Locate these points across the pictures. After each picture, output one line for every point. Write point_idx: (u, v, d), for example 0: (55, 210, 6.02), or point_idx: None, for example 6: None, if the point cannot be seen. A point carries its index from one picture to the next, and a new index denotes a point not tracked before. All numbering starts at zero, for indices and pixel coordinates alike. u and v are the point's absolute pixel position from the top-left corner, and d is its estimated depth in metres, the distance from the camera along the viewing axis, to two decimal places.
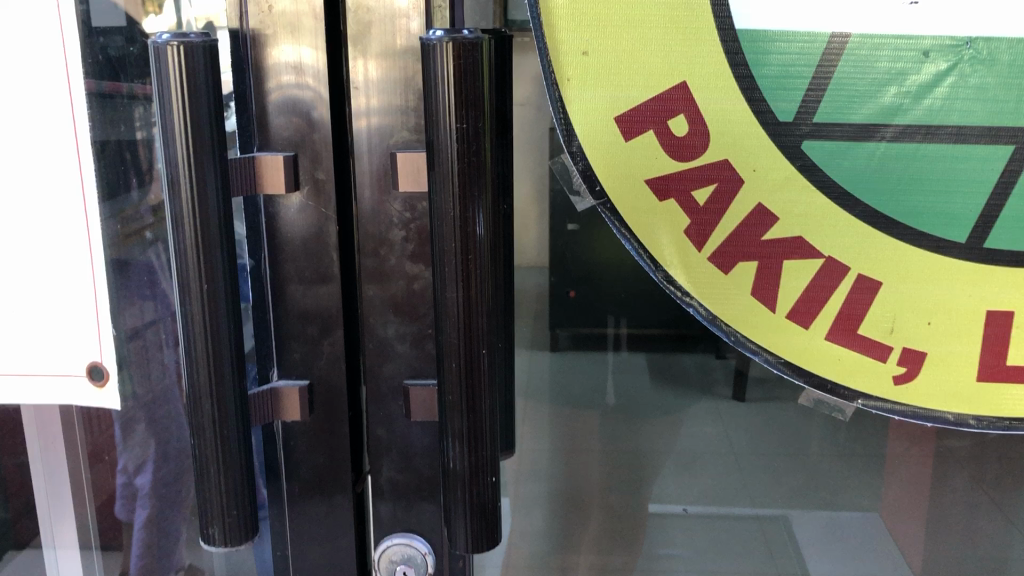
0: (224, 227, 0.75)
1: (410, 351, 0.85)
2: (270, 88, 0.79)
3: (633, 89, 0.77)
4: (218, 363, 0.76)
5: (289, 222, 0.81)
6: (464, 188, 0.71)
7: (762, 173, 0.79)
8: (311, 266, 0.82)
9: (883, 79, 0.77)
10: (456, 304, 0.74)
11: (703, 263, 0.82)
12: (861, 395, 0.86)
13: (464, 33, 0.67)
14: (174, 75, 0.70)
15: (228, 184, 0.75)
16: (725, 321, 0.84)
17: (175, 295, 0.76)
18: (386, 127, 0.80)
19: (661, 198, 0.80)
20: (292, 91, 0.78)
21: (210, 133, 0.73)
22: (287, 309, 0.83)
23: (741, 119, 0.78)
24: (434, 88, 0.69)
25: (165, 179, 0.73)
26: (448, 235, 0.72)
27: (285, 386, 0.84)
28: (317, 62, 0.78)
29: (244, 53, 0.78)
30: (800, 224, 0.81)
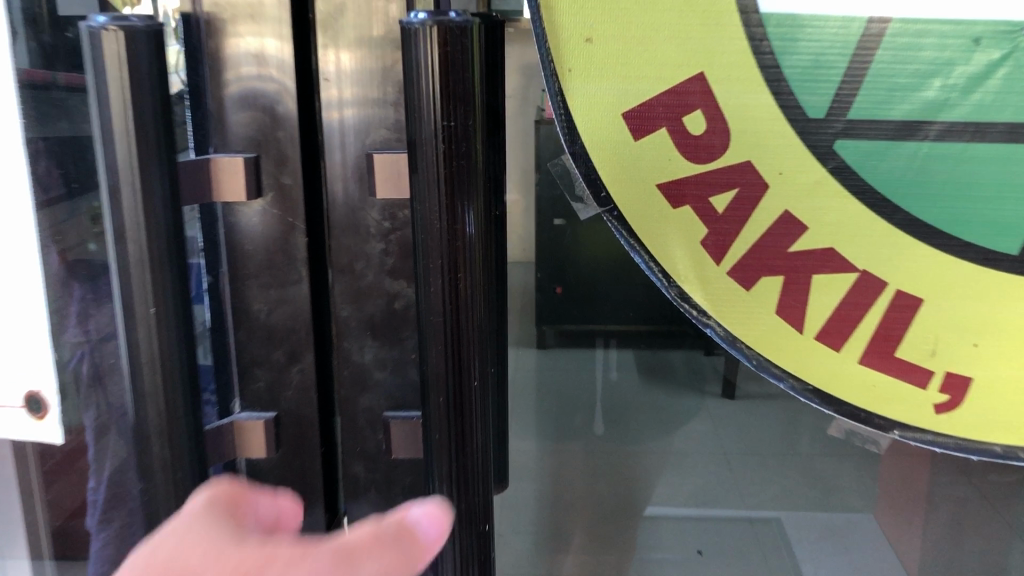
0: (173, 242, 0.65)
1: (391, 379, 0.75)
2: (228, 80, 0.68)
3: (644, 82, 0.68)
4: (170, 398, 0.66)
5: (250, 234, 0.71)
6: (452, 197, 0.61)
7: (789, 177, 0.70)
8: (277, 283, 0.72)
9: (927, 71, 0.68)
10: (443, 329, 0.64)
11: (722, 278, 0.73)
12: (898, 424, 0.77)
13: (451, 15, 0.57)
14: (112, 65, 0.59)
15: (178, 191, 0.65)
16: (746, 342, 0.75)
17: (119, 321, 0.65)
18: (362, 125, 0.70)
19: (675, 205, 0.71)
20: (253, 84, 0.68)
21: (156, 132, 0.62)
22: (250, 331, 0.73)
23: (766, 116, 0.68)
24: (416, 80, 0.58)
25: (105, 186, 0.62)
26: (432, 250, 0.62)
27: (247, 419, 0.74)
28: (281, 51, 0.67)
29: (197, 40, 0.68)
30: (832, 234, 0.71)
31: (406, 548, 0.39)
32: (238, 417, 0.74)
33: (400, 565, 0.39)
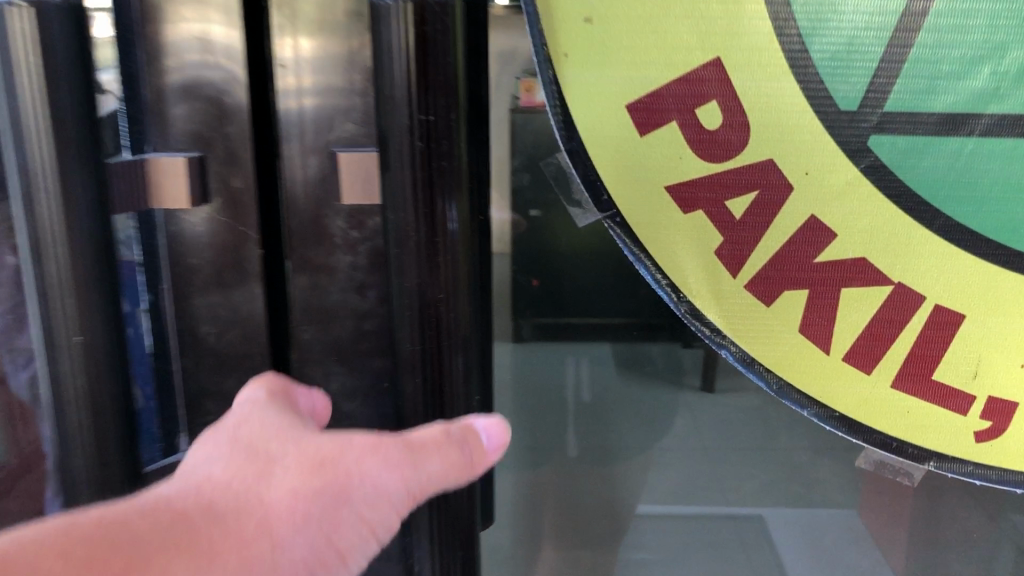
0: (102, 258, 0.54)
1: (361, 410, 0.66)
2: (167, 67, 0.59)
3: (652, 69, 0.58)
4: (102, 441, 0.56)
5: (194, 245, 0.62)
6: (431, 203, 0.51)
7: (817, 177, 0.61)
8: (228, 303, 0.63)
9: (975, 56, 0.59)
10: (419, 359, 0.54)
11: (740, 293, 0.64)
12: (934, 455, 0.68)
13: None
14: (23, 47, 0.49)
15: (106, 200, 0.55)
16: (766, 365, 0.66)
17: (38, 353, 0.55)
18: (324, 120, 0.60)
19: (686, 209, 0.62)
20: (196, 71, 0.58)
21: (78, 128, 0.52)
22: (197, 356, 0.64)
23: (792, 108, 0.60)
24: (387, 63, 0.48)
25: (17, 194, 0.52)
26: (406, 266, 0.52)
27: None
28: (229, 35, 0.58)
29: (130, 19, 0.58)
30: (864, 242, 0.62)
31: (468, 450, 0.42)
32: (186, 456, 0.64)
33: (459, 466, 0.42)
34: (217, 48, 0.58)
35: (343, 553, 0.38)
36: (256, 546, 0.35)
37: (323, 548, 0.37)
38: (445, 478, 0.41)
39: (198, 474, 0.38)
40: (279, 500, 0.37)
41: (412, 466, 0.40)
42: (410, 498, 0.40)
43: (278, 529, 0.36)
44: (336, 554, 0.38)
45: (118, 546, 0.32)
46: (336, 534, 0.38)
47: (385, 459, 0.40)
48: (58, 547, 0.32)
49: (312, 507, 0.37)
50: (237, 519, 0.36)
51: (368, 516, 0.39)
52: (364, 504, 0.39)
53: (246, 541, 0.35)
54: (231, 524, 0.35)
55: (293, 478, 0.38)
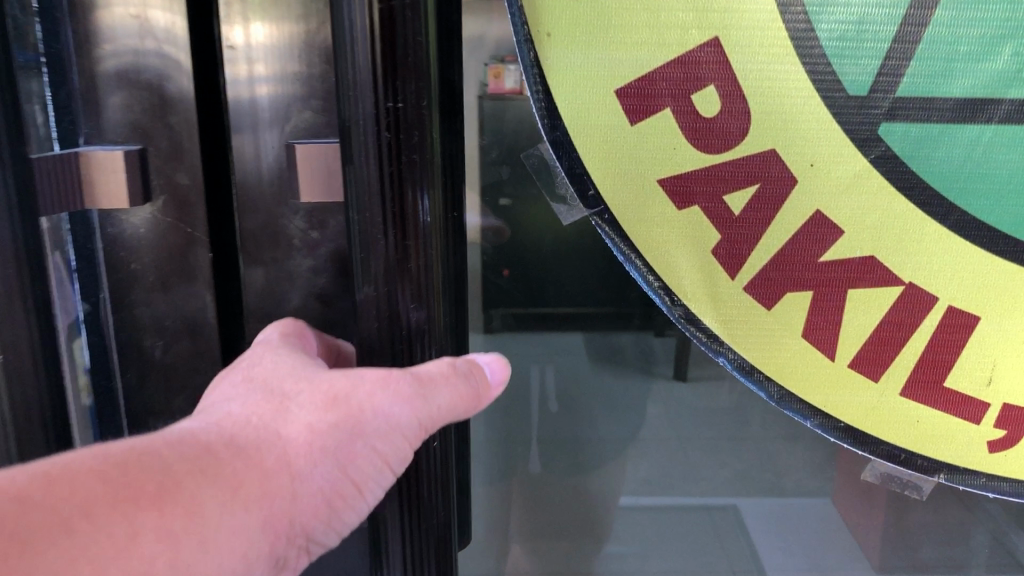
0: (28, 268, 0.48)
1: None
2: (100, 47, 0.52)
3: (644, 50, 0.52)
4: None
5: (137, 247, 0.56)
6: (400, 202, 0.45)
7: (823, 169, 0.56)
8: (175, 311, 0.57)
9: (996, 35, 0.54)
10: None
11: (738, 295, 0.59)
12: (945, 467, 0.63)
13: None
14: None
15: (31, 201, 0.49)
16: (765, 372, 0.61)
17: None
18: (277, 108, 0.54)
19: (681, 205, 0.56)
20: (132, 52, 0.52)
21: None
22: (141, 370, 0.58)
23: (797, 94, 0.54)
24: (346, 41, 0.42)
25: None
26: (371, 274, 0.46)
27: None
28: (169, 11, 0.51)
29: None
30: (873, 239, 0.57)
31: (473, 383, 0.43)
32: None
33: (467, 398, 0.43)
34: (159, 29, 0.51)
35: (360, 481, 0.41)
36: (274, 477, 0.38)
37: (341, 480, 0.40)
38: (453, 412, 0.43)
39: (220, 412, 0.40)
40: (297, 435, 0.39)
41: (421, 401, 0.41)
42: (420, 430, 0.42)
43: (296, 461, 0.39)
44: (351, 482, 0.41)
45: (151, 470, 0.35)
46: (351, 464, 0.40)
47: (396, 393, 0.41)
48: (98, 467, 0.34)
49: (329, 440, 0.39)
50: (257, 452, 0.38)
51: (380, 447, 0.41)
52: (376, 437, 0.41)
53: (268, 474, 0.38)
54: (251, 457, 0.38)
55: (309, 414, 0.40)
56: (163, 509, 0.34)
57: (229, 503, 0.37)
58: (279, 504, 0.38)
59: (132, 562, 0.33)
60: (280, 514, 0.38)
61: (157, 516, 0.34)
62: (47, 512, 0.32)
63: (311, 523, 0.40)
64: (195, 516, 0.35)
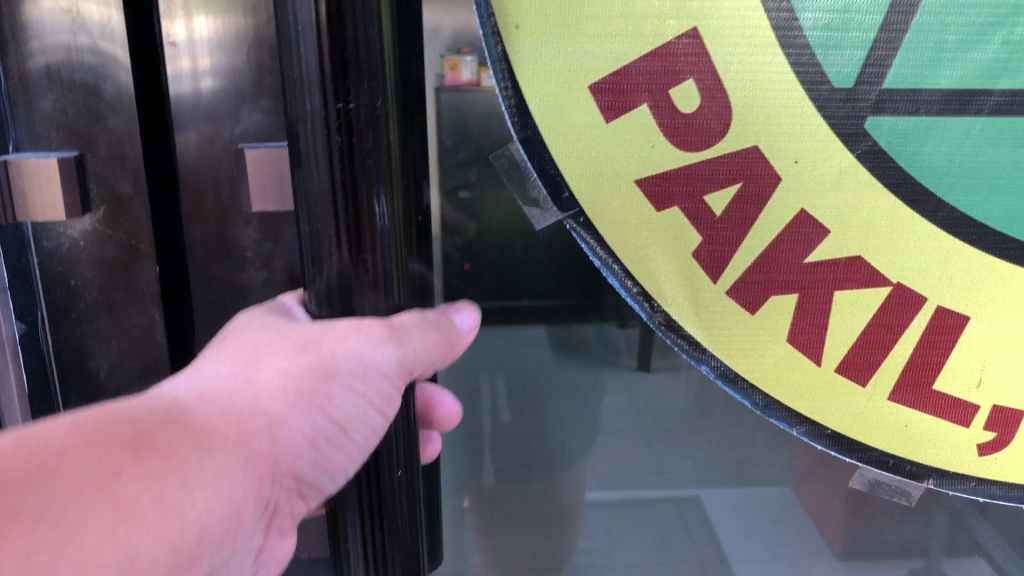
0: None
1: None
2: (29, 43, 0.48)
3: (618, 43, 0.49)
4: None
5: (75, 262, 0.52)
6: (355, 215, 0.40)
7: (808, 166, 0.53)
8: (122, 331, 0.53)
9: (985, 23, 0.51)
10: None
11: (721, 300, 0.56)
12: (934, 471, 0.61)
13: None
14: None
15: None
16: (750, 379, 0.58)
17: None
18: (223, 106, 0.50)
19: (660, 207, 0.53)
20: (64, 48, 0.48)
21: None
22: (87, 395, 0.54)
23: (779, 88, 0.51)
24: (291, 36, 0.38)
25: None
26: (325, 291, 0.42)
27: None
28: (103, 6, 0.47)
29: None
30: (861, 239, 0.55)
31: (444, 331, 0.44)
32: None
33: (437, 343, 0.43)
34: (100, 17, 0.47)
35: (343, 424, 0.43)
36: (249, 420, 0.41)
37: (320, 420, 0.42)
38: (431, 352, 0.43)
39: (193, 372, 0.42)
40: (269, 382, 0.41)
41: (398, 343, 0.40)
42: (400, 372, 0.41)
43: (270, 405, 0.41)
44: (332, 424, 0.43)
45: (127, 421, 0.38)
46: (328, 405, 0.42)
47: (367, 337, 0.40)
48: (76, 423, 0.37)
49: (300, 384, 0.41)
50: (229, 401, 0.40)
51: (360, 389, 0.41)
52: (352, 378, 0.41)
53: (243, 418, 0.40)
54: (225, 404, 0.40)
55: (279, 361, 0.41)
56: (142, 453, 0.37)
57: (204, 448, 0.39)
58: (258, 445, 0.41)
59: (118, 503, 0.35)
60: (260, 454, 0.41)
61: (136, 460, 0.37)
62: (33, 458, 0.35)
63: (297, 465, 0.43)
64: (174, 458, 0.38)
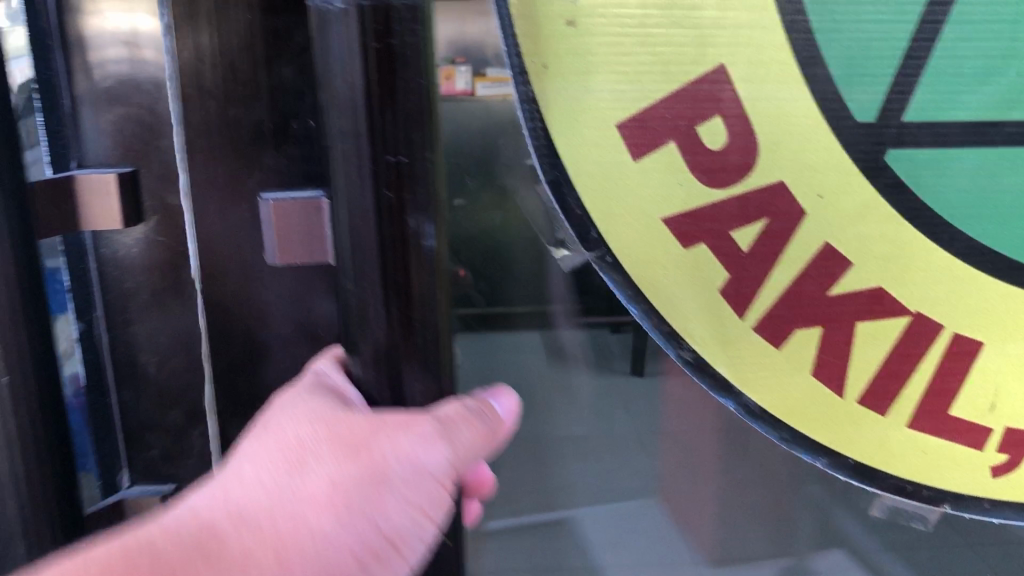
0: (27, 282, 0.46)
1: None
2: (89, 69, 0.51)
3: (648, 81, 0.50)
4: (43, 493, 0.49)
5: (129, 268, 0.55)
6: (403, 268, 0.39)
7: (832, 201, 0.54)
8: (171, 328, 0.56)
9: (999, 58, 0.53)
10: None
11: (748, 336, 0.56)
12: (950, 496, 0.63)
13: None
14: None
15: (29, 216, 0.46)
16: (776, 415, 0.59)
17: None
18: (261, 144, 0.51)
19: (688, 244, 0.54)
20: (121, 72, 0.51)
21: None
22: (138, 388, 0.58)
23: (804, 122, 0.52)
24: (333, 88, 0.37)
25: None
26: (372, 351, 0.41)
27: (137, 493, 0.59)
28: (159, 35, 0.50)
29: (46, 22, 0.51)
30: (881, 271, 0.56)
31: (488, 422, 0.45)
32: (125, 494, 0.59)
33: (482, 436, 0.45)
34: (147, 41, 0.50)
35: (390, 530, 0.45)
36: (288, 537, 0.43)
37: (367, 531, 0.44)
38: (477, 445, 0.44)
39: (235, 475, 0.45)
40: (309, 492, 0.44)
41: (442, 441, 0.43)
42: (443, 472, 0.44)
43: (311, 518, 0.43)
44: (381, 531, 0.45)
45: (149, 556, 0.41)
46: (376, 510, 0.44)
47: (413, 436, 0.43)
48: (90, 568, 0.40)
49: (339, 494, 0.44)
50: (266, 517, 0.43)
51: (403, 489, 0.44)
52: (396, 478, 0.43)
53: (281, 535, 0.43)
54: (263, 523, 0.43)
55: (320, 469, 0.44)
56: None
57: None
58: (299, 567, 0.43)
59: None
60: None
61: None
62: None
63: None
64: None
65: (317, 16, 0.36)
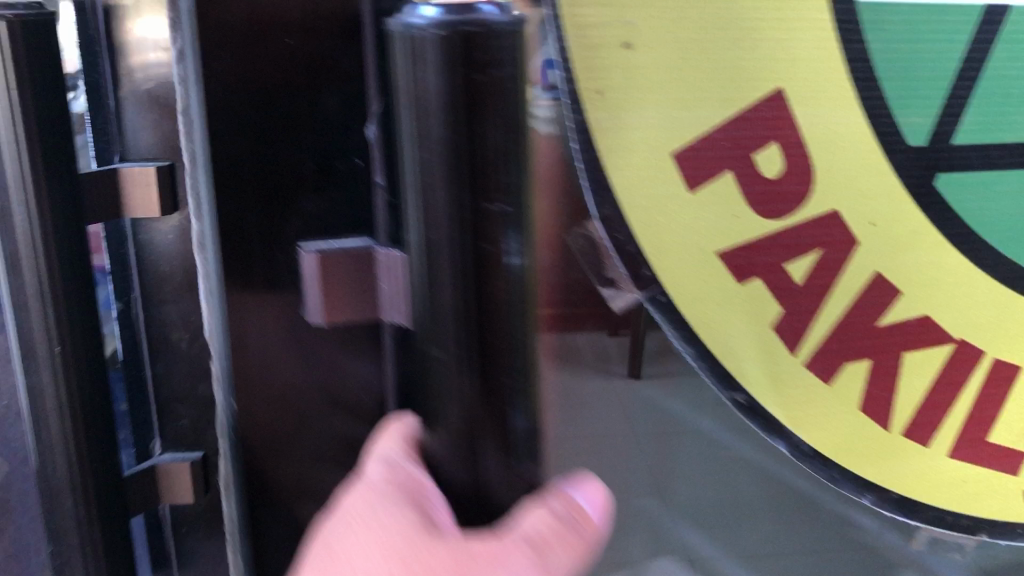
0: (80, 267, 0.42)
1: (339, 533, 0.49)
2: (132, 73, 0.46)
3: (705, 105, 0.47)
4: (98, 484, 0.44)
5: (168, 256, 0.50)
6: (483, 317, 0.35)
7: (883, 228, 0.53)
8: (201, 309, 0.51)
9: None
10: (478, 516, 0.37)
11: (799, 373, 0.55)
12: (986, 523, 0.63)
13: (482, 7, 0.31)
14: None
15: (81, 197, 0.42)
16: (826, 456, 0.57)
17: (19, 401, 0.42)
18: (298, 162, 0.41)
19: (741, 278, 0.51)
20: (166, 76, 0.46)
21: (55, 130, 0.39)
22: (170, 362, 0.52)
23: (860, 147, 0.51)
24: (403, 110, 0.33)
25: None
26: (451, 419, 0.37)
27: (167, 459, 0.52)
28: None
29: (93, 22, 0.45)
30: (927, 298, 0.56)
31: (580, 526, 0.37)
32: (158, 460, 0.52)
33: (577, 546, 0.36)
34: (174, 49, 0.44)
35: None
36: None
37: None
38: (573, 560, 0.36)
39: None
40: None
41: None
42: None
43: None
44: None
45: None
46: None
47: None
48: None
49: None
50: None
51: None
52: None
53: None
54: None
55: None
56: None
57: None
58: None
59: None
60: None
61: None
62: None
63: None
64: None
65: (401, 40, 0.32)
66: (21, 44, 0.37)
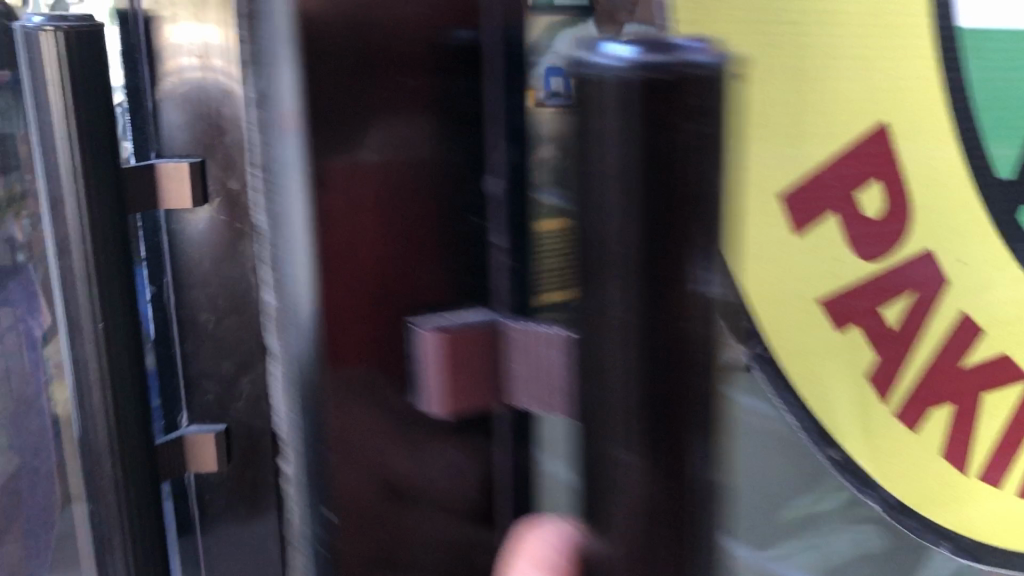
0: (116, 253, 0.46)
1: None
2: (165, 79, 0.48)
3: (803, 146, 0.49)
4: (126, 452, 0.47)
5: (198, 251, 0.50)
6: (667, 405, 0.30)
7: (971, 266, 0.51)
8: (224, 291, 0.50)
9: None
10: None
11: (888, 421, 0.53)
12: None
13: (678, 42, 0.28)
14: (50, 58, 0.42)
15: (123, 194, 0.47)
16: (910, 506, 0.55)
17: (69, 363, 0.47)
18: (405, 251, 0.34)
19: (838, 325, 0.51)
20: (192, 84, 0.47)
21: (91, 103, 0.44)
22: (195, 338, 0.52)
23: (951, 179, 0.50)
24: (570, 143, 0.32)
25: (45, 193, 0.44)
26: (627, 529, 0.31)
27: (195, 432, 0.52)
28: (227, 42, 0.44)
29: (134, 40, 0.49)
30: (1009, 336, 0.52)
31: None
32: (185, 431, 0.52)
33: None
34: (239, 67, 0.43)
35: None
36: None
37: None
38: None
39: None
40: None
41: None
42: None
43: None
44: None
45: None
46: None
47: None
48: None
49: None
50: None
51: None
52: None
53: None
54: None
55: None
56: None
57: None
58: None
59: None
60: None
61: None
62: None
63: None
64: None
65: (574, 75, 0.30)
66: (75, 48, 0.43)
